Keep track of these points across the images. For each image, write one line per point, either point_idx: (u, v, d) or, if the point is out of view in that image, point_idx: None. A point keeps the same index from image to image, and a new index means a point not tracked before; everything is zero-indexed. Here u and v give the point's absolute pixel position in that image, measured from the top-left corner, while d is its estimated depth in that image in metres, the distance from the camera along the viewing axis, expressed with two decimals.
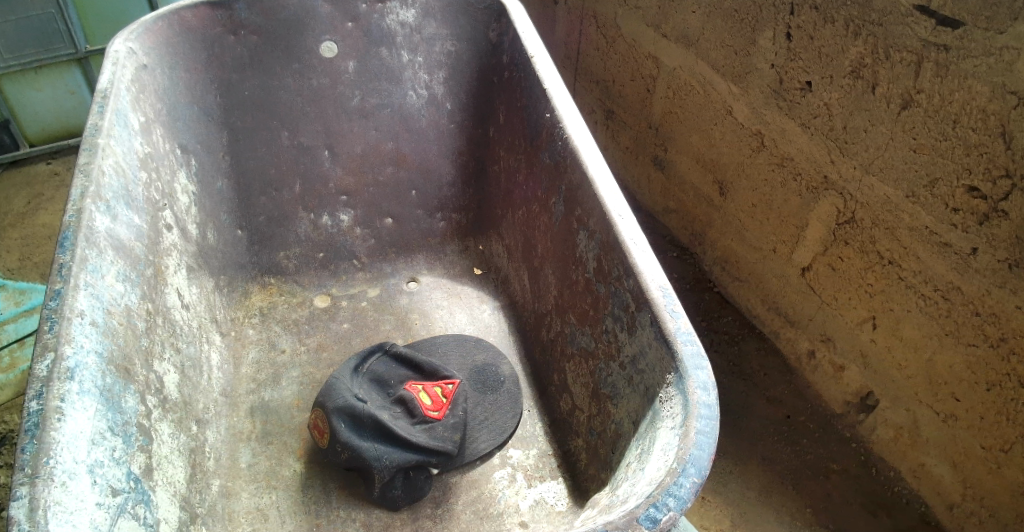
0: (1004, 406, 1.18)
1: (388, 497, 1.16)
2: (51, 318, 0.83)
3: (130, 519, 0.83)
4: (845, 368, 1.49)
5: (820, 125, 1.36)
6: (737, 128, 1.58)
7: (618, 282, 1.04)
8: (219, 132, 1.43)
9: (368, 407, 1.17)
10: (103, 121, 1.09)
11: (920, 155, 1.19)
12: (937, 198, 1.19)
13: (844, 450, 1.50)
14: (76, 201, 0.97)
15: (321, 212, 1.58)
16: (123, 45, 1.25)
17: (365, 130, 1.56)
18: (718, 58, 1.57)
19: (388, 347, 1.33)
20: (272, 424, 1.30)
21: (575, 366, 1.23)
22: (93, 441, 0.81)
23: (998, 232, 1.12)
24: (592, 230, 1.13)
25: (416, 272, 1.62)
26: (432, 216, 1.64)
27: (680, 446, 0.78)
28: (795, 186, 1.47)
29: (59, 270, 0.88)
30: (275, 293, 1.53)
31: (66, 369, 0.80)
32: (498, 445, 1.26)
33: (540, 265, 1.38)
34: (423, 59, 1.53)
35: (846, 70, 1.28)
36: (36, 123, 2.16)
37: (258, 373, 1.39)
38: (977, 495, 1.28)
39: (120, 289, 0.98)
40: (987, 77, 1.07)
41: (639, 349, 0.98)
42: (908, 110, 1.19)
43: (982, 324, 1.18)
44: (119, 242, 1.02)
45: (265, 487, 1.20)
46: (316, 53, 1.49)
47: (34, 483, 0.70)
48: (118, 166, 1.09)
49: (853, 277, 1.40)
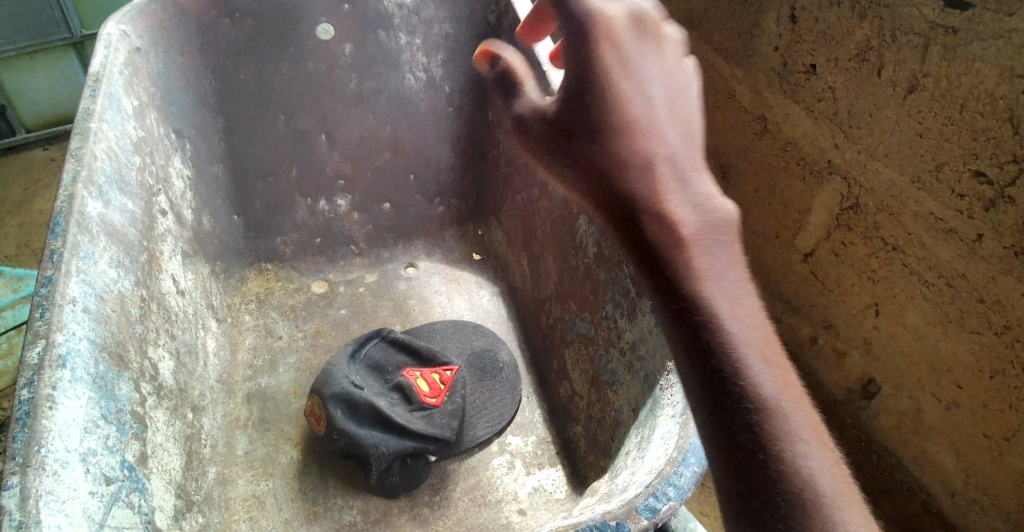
0: (1009, 394, 1.18)
1: (386, 484, 1.16)
2: (43, 306, 0.82)
3: (125, 508, 0.83)
4: (847, 355, 1.48)
5: (824, 109, 1.34)
6: (740, 112, 1.55)
7: (619, 268, 1.03)
8: (214, 118, 1.41)
9: (366, 394, 1.16)
10: (96, 105, 1.08)
11: (926, 139, 1.17)
12: (943, 184, 1.17)
13: (845, 437, 1.49)
14: (67, 186, 0.95)
15: (318, 198, 1.56)
16: (115, 28, 1.22)
17: (363, 115, 1.53)
18: (721, 40, 1.54)
19: (386, 333, 1.32)
20: (270, 411, 1.29)
21: (575, 353, 1.22)
22: (87, 430, 0.80)
23: (1005, 218, 1.10)
24: (592, 214, 1.11)
25: (414, 257, 1.61)
26: (431, 201, 1.62)
27: (681, 435, 0.77)
28: (798, 171, 1.45)
29: (50, 257, 0.87)
30: (272, 278, 1.52)
31: (58, 357, 0.79)
32: (497, 432, 1.25)
33: (539, 251, 1.36)
34: (421, 42, 1.50)
35: (852, 53, 1.25)
36: (32, 109, 2.14)
37: (255, 359, 1.38)
38: (978, 483, 1.28)
39: (113, 276, 0.97)
40: (996, 60, 1.05)
41: (640, 335, 0.97)
42: (915, 93, 1.17)
43: (987, 311, 1.17)
44: (111, 228, 1.00)
45: (262, 474, 1.20)
46: (312, 37, 1.46)
47: (26, 473, 0.69)
48: (111, 151, 1.07)
49: (856, 263, 1.38)
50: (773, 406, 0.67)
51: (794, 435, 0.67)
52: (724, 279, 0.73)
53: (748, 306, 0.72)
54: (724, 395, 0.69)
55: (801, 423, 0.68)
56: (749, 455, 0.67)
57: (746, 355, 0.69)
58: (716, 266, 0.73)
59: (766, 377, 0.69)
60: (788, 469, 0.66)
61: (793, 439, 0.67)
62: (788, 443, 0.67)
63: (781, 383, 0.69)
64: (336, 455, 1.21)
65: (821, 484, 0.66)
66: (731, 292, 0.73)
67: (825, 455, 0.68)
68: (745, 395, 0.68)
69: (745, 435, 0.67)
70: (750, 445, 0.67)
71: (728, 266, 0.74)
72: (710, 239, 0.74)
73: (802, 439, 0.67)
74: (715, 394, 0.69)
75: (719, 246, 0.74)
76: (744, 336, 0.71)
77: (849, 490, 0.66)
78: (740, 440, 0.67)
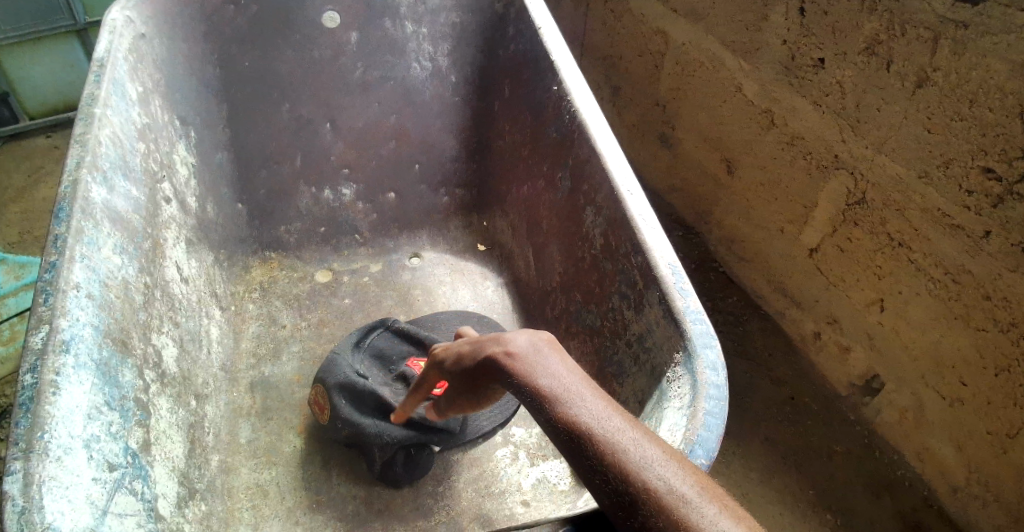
0: (1013, 392, 1.17)
1: (389, 473, 1.15)
2: (46, 291, 0.82)
3: (127, 495, 0.82)
4: (851, 350, 1.47)
5: (832, 103, 1.33)
6: (747, 106, 1.54)
7: (625, 260, 1.03)
8: (218, 105, 1.40)
9: (369, 384, 1.16)
10: (100, 91, 1.07)
11: (934, 135, 1.16)
12: (951, 179, 1.16)
13: (849, 432, 1.49)
14: (72, 171, 0.95)
15: (322, 187, 1.55)
16: (120, 14, 1.21)
17: (368, 103, 1.52)
18: (729, 33, 1.53)
19: (389, 322, 1.31)
20: (273, 400, 1.29)
21: (580, 345, 1.22)
22: (90, 416, 0.80)
23: (1013, 215, 1.09)
24: (599, 205, 1.11)
25: (419, 247, 1.61)
26: (435, 192, 1.61)
27: (688, 427, 0.76)
28: (805, 165, 1.44)
29: (53, 242, 0.87)
30: (276, 267, 1.52)
31: (62, 342, 0.79)
32: (501, 423, 1.25)
33: (545, 242, 1.36)
34: (427, 30, 1.49)
35: (860, 47, 1.24)
36: (36, 97, 2.13)
37: (259, 348, 1.38)
38: (982, 479, 1.27)
39: (117, 263, 0.96)
40: (1006, 55, 1.04)
41: (646, 327, 0.97)
42: (923, 87, 1.16)
43: (993, 308, 1.17)
44: (116, 214, 1.00)
45: (264, 463, 1.20)
46: (318, 24, 1.44)
47: (29, 458, 0.69)
48: (115, 137, 1.06)
49: (862, 259, 1.37)
50: (607, 435, 0.67)
51: (630, 452, 0.65)
52: (548, 364, 0.75)
53: (578, 379, 0.74)
54: (568, 441, 0.69)
55: (642, 442, 0.67)
56: (604, 486, 0.65)
57: (579, 401, 0.71)
58: (541, 358, 0.76)
59: (592, 412, 0.69)
60: (636, 487, 0.63)
61: (634, 456, 0.65)
62: (632, 460, 0.65)
63: (616, 416, 0.69)
64: (340, 444, 1.21)
65: (673, 491, 0.62)
66: (564, 366, 0.75)
67: (674, 464, 0.65)
68: (577, 433, 0.68)
69: (595, 469, 0.66)
70: (599, 478, 0.66)
71: (557, 358, 0.76)
72: (538, 350, 0.77)
73: (643, 452, 0.65)
74: (564, 444, 0.69)
75: (548, 352, 0.77)
76: (582, 390, 0.72)
77: (707, 493, 0.62)
78: (593, 475, 0.66)
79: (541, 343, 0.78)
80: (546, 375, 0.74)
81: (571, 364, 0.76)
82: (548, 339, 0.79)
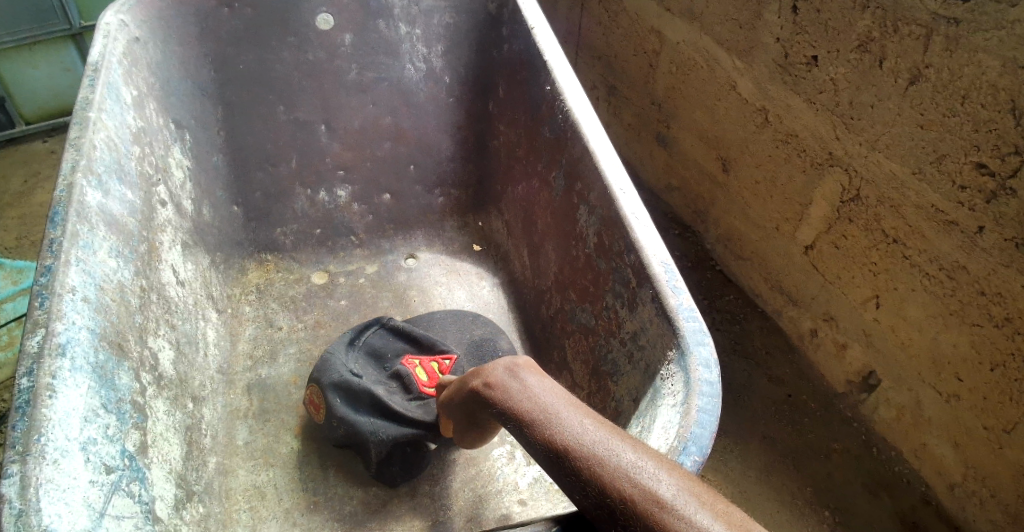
0: (1009, 387, 1.18)
1: (385, 472, 1.16)
2: (42, 294, 0.82)
3: (125, 497, 0.82)
4: (847, 347, 1.48)
5: (825, 100, 1.33)
6: (742, 105, 1.55)
7: (619, 258, 1.03)
8: (213, 107, 1.40)
9: (364, 382, 1.16)
10: (95, 95, 1.07)
11: (928, 131, 1.17)
12: (945, 176, 1.17)
13: (845, 428, 1.50)
14: (67, 175, 0.95)
15: (318, 188, 1.55)
16: (114, 18, 1.21)
17: (363, 105, 1.53)
18: (722, 31, 1.53)
19: (384, 320, 1.31)
20: (270, 402, 1.30)
21: (575, 344, 1.22)
22: (86, 419, 0.80)
23: (1006, 210, 1.10)
24: (593, 204, 1.11)
25: (415, 248, 1.61)
26: (431, 192, 1.62)
27: (682, 424, 0.77)
28: (799, 163, 1.44)
29: (49, 246, 0.87)
30: (272, 269, 1.52)
31: (58, 345, 0.79)
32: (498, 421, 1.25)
33: (540, 242, 1.36)
34: (421, 31, 1.49)
35: (853, 44, 1.24)
36: (32, 101, 2.13)
37: (256, 350, 1.38)
38: (978, 475, 1.28)
39: (112, 266, 0.97)
40: (998, 51, 1.04)
41: (640, 325, 0.97)
42: (916, 84, 1.16)
43: (988, 304, 1.17)
44: (112, 218, 1.00)
45: (262, 465, 1.20)
46: (312, 26, 1.45)
47: (26, 461, 0.69)
48: (110, 140, 1.07)
49: (857, 256, 1.38)
50: (581, 448, 0.68)
51: (606, 462, 0.66)
52: (526, 388, 0.76)
53: (554, 397, 0.74)
54: (548, 459, 0.70)
55: (618, 449, 0.67)
56: (587, 499, 0.66)
57: (555, 418, 0.71)
58: (518, 382, 0.77)
59: (567, 426, 0.70)
60: (613, 496, 0.64)
61: (610, 465, 0.65)
62: (607, 470, 0.65)
63: (592, 426, 0.70)
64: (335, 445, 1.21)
65: (650, 496, 0.62)
66: (541, 386, 0.76)
67: (652, 466, 0.65)
68: (555, 450, 0.69)
69: (575, 483, 0.67)
70: (580, 492, 0.66)
71: (534, 380, 0.77)
72: (514, 375, 0.78)
73: (619, 461, 0.66)
74: (546, 462, 0.70)
75: (524, 375, 0.78)
76: (558, 407, 0.73)
77: (685, 490, 0.62)
78: (573, 489, 0.67)
79: (517, 368, 0.79)
80: (523, 399, 0.75)
81: (547, 383, 0.77)
82: (526, 363, 0.80)
